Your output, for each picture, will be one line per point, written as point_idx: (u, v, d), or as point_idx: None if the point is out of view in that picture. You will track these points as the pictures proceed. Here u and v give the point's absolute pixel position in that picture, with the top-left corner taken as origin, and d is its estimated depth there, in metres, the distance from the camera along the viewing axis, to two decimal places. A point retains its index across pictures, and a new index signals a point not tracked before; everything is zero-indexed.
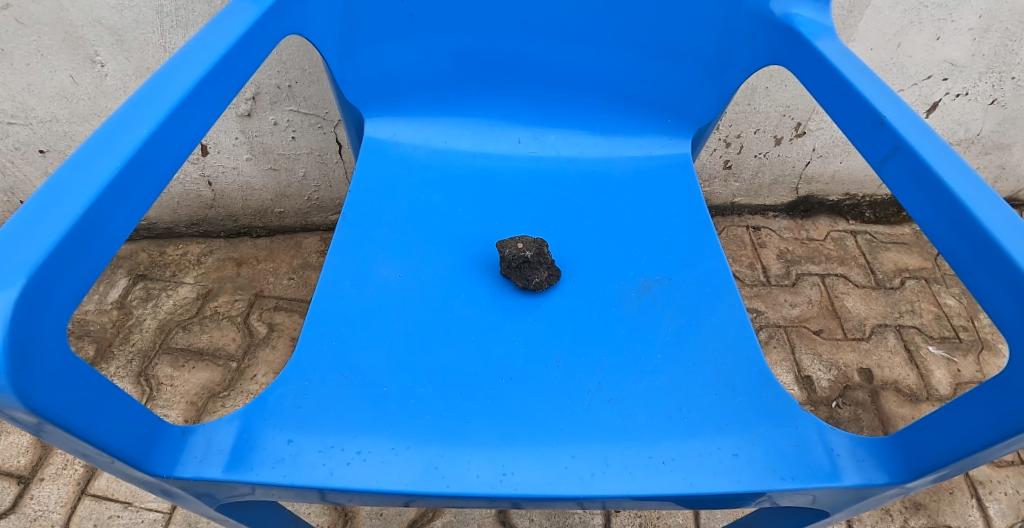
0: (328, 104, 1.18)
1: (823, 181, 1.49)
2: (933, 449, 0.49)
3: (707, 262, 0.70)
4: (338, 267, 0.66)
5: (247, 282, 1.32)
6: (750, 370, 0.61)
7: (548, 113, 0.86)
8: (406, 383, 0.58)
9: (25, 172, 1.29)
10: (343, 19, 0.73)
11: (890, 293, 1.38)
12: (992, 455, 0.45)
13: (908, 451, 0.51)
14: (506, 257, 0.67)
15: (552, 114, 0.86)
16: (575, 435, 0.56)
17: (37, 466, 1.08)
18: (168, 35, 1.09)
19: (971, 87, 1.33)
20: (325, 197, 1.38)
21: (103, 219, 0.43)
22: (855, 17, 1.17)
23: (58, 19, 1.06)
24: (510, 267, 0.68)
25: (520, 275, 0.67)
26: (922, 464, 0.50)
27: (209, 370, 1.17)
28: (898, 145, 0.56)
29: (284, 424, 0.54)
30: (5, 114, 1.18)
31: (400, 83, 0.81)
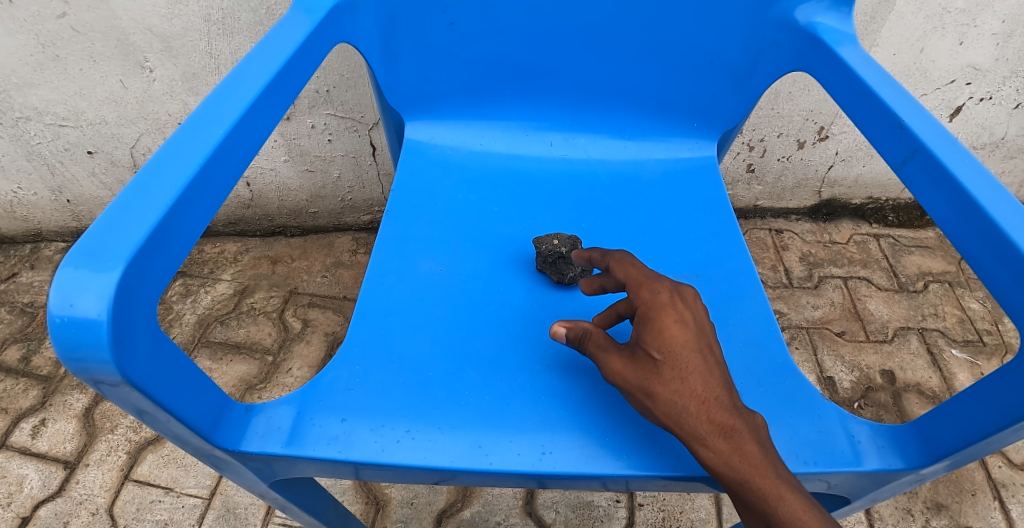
0: (364, 108, 1.22)
1: (845, 185, 1.51)
2: (948, 434, 0.53)
3: (733, 259, 0.73)
4: (383, 262, 0.70)
5: (282, 280, 1.38)
6: (773, 362, 0.63)
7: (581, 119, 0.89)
8: (450, 369, 0.62)
9: (73, 172, 1.38)
10: (387, 28, 0.77)
11: (913, 296, 1.39)
12: (1009, 438, 0.49)
13: (923, 436, 0.55)
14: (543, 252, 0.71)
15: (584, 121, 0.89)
16: (608, 419, 0.59)
17: (82, 452, 1.14)
18: (214, 42, 1.15)
19: (995, 91, 1.34)
20: (358, 198, 1.42)
21: (186, 211, 0.48)
22: (878, 23, 1.20)
23: (111, 27, 1.13)
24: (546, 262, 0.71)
25: (555, 270, 0.71)
26: (936, 450, 0.53)
27: (247, 363, 1.23)
28: (918, 148, 0.59)
29: (337, 404, 0.58)
30: (58, 118, 1.27)
31: (439, 87, 0.85)
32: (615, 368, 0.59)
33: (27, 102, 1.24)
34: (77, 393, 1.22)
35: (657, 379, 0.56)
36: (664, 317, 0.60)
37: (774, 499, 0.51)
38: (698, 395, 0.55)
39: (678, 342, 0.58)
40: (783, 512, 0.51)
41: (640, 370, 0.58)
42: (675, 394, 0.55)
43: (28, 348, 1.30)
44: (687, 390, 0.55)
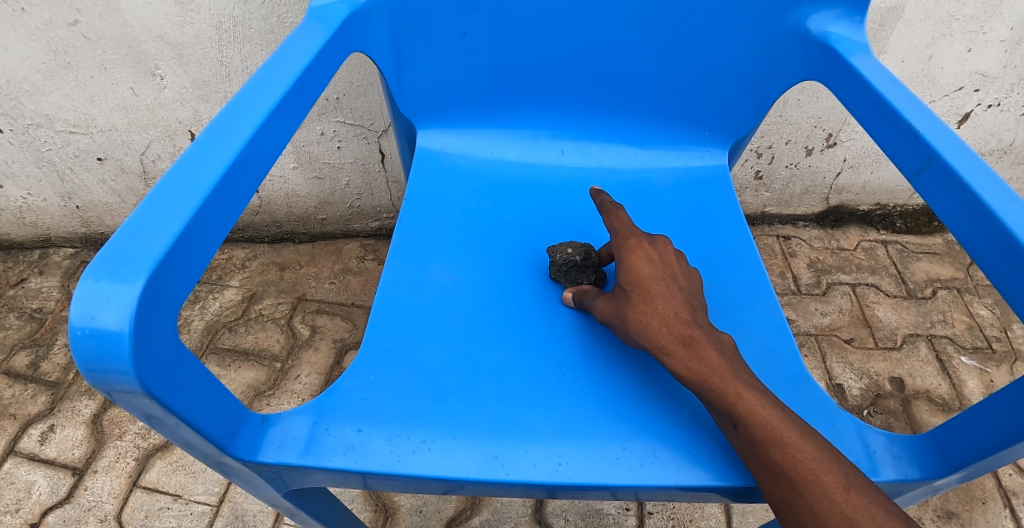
0: (373, 116, 1.23)
1: (853, 191, 1.51)
2: (966, 445, 0.53)
3: (746, 267, 0.73)
4: (397, 270, 0.70)
5: (290, 286, 1.38)
6: (787, 371, 0.63)
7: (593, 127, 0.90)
8: (465, 378, 0.62)
9: (83, 179, 1.39)
10: (400, 37, 0.78)
11: (922, 303, 1.39)
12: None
13: (938, 446, 0.55)
14: (559, 261, 0.71)
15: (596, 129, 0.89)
16: (624, 429, 0.59)
17: (91, 459, 1.14)
18: (225, 50, 1.15)
19: (1003, 97, 1.34)
20: (366, 205, 1.43)
21: (207, 222, 0.48)
22: (887, 30, 1.20)
23: (123, 35, 1.14)
24: (560, 270, 0.71)
25: (570, 278, 0.71)
26: (953, 461, 0.53)
27: (255, 370, 1.23)
28: (932, 157, 0.60)
29: (352, 414, 0.58)
30: (69, 124, 1.28)
31: (451, 95, 0.85)
32: (598, 306, 0.65)
33: (38, 109, 1.25)
34: (85, 400, 1.22)
35: (629, 307, 0.63)
36: (631, 252, 0.66)
37: (731, 397, 0.55)
38: (661, 314, 0.61)
39: (644, 272, 0.64)
40: (744, 409, 0.55)
41: (616, 302, 0.64)
42: (642, 316, 0.62)
43: (36, 354, 1.30)
44: (654, 312, 0.62)
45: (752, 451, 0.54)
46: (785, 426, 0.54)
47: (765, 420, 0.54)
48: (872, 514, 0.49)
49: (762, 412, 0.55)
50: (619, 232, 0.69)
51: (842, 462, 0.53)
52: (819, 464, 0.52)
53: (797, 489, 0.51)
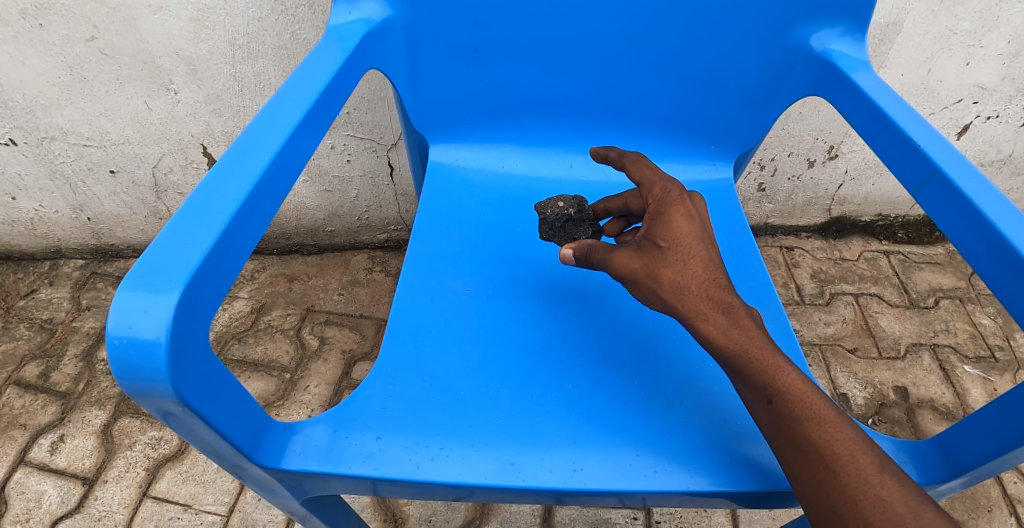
0: (382, 129, 1.25)
1: (855, 202, 1.52)
2: (973, 449, 0.54)
3: (753, 278, 0.75)
4: (412, 282, 0.72)
5: (298, 297, 1.39)
6: None
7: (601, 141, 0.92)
8: (480, 387, 0.63)
9: (95, 191, 1.41)
10: (414, 54, 0.80)
11: (925, 313, 1.40)
12: None
13: (944, 451, 0.56)
14: (551, 219, 0.76)
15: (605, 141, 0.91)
16: (636, 436, 0.61)
17: (101, 469, 1.15)
18: (238, 65, 1.18)
19: (1002, 109, 1.36)
20: (374, 217, 1.45)
21: (237, 235, 0.49)
22: (886, 44, 1.22)
23: (138, 51, 1.16)
24: (555, 228, 0.77)
25: (567, 234, 0.76)
26: (960, 464, 0.55)
27: (264, 381, 1.24)
28: (933, 172, 0.62)
29: (371, 422, 0.60)
30: (83, 138, 1.30)
31: (463, 110, 0.87)
32: (622, 259, 0.57)
33: (52, 123, 1.27)
34: (95, 410, 1.23)
35: (662, 264, 0.56)
36: (671, 208, 0.59)
37: (771, 369, 0.53)
38: (700, 277, 0.55)
39: (686, 230, 0.57)
40: (784, 381, 0.52)
41: (645, 256, 0.57)
42: (679, 276, 0.55)
43: (46, 365, 1.31)
44: (693, 274, 0.55)
45: (785, 425, 0.51)
46: (823, 403, 0.52)
47: (804, 396, 0.51)
48: (907, 500, 0.47)
49: (800, 389, 0.53)
50: (652, 192, 0.62)
51: (875, 446, 0.51)
52: (855, 445, 0.50)
53: (828, 467, 0.49)
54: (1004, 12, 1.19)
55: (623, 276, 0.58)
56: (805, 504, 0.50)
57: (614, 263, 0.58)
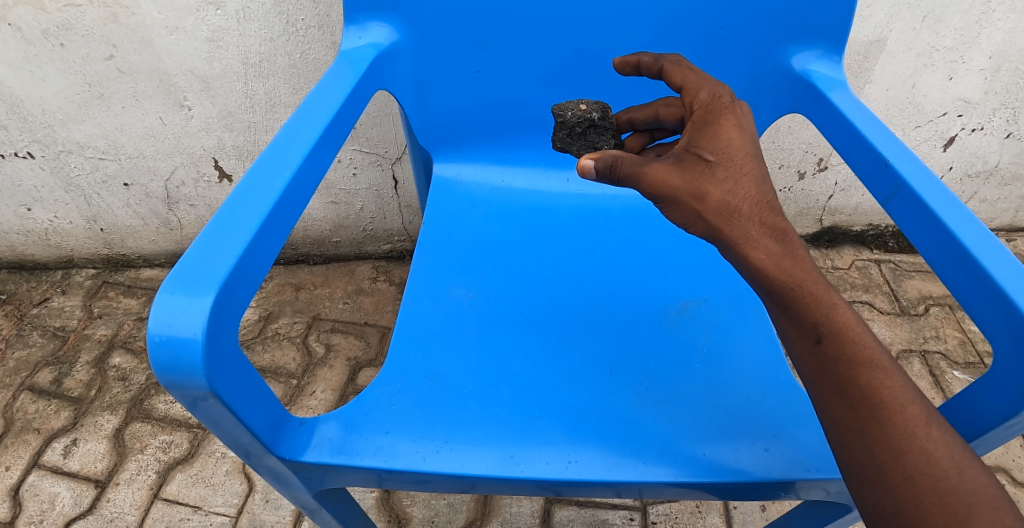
0: (387, 144, 1.30)
1: (846, 212, 1.58)
2: (978, 414, 0.57)
3: (738, 284, 0.79)
4: (418, 288, 0.77)
5: (305, 306, 1.44)
6: (777, 379, 0.69)
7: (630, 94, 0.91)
8: (482, 386, 0.68)
9: (108, 203, 1.46)
10: (420, 76, 0.86)
11: (914, 320, 1.45)
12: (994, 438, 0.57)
13: (964, 411, 0.58)
14: (574, 122, 0.75)
15: (636, 91, 0.90)
16: (627, 431, 0.65)
17: (113, 472, 1.19)
18: (250, 83, 1.23)
19: (986, 122, 1.41)
20: (379, 228, 1.50)
21: (263, 243, 0.54)
22: (871, 61, 1.28)
23: (155, 69, 1.22)
24: (576, 134, 0.76)
25: (587, 141, 0.76)
26: (982, 422, 0.57)
27: (272, 387, 1.28)
28: (900, 185, 0.67)
29: (381, 419, 0.64)
30: (99, 152, 1.35)
31: (466, 128, 0.93)
32: (661, 175, 0.58)
33: (70, 137, 1.32)
34: (107, 415, 1.28)
35: (709, 179, 0.56)
36: (720, 120, 0.59)
37: (828, 305, 0.51)
38: (750, 198, 0.55)
39: (737, 145, 0.57)
40: (837, 322, 0.50)
41: (688, 172, 0.57)
42: (726, 196, 0.55)
43: (59, 371, 1.36)
44: (741, 194, 0.55)
45: (833, 369, 0.50)
46: (876, 346, 0.50)
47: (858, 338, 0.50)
48: (952, 454, 0.46)
49: (854, 329, 0.51)
50: (699, 99, 0.63)
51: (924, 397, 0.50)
52: (904, 394, 0.48)
53: (873, 415, 0.48)
54: (984, 29, 1.25)
55: (662, 192, 0.58)
56: (843, 448, 0.50)
57: (653, 177, 0.59)
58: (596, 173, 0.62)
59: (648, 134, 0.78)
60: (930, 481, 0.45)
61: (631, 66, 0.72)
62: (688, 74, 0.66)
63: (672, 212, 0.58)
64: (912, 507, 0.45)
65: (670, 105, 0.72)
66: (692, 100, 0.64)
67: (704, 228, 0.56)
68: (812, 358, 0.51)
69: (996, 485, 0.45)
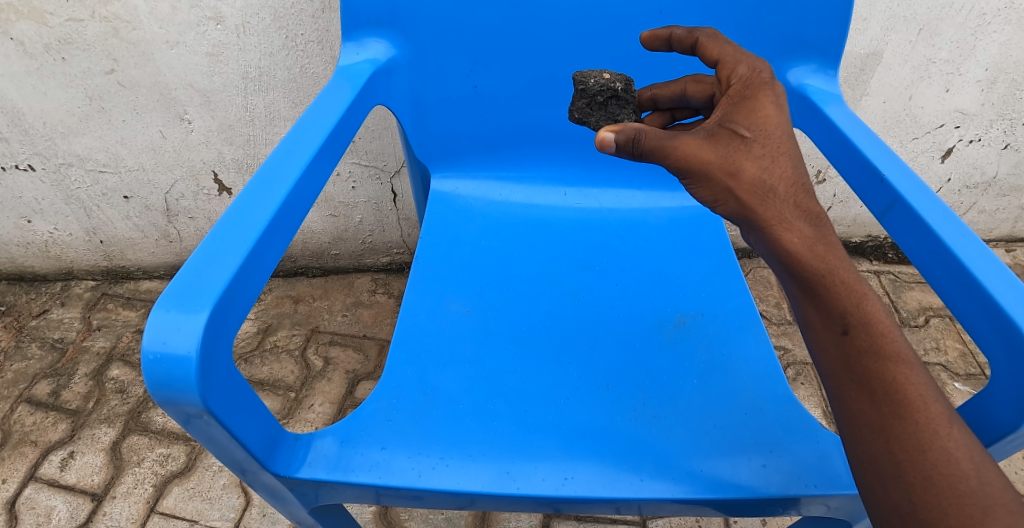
0: (386, 157, 1.31)
1: (844, 223, 1.58)
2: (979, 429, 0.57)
3: (735, 298, 0.79)
4: (415, 303, 0.77)
5: (303, 318, 1.44)
6: (775, 394, 0.69)
7: (655, 70, 0.88)
8: (479, 401, 0.68)
9: (108, 215, 1.47)
10: (417, 91, 0.87)
11: (915, 331, 1.44)
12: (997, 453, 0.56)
13: (977, 417, 0.57)
14: (597, 90, 0.73)
15: (662, 67, 0.87)
16: (624, 446, 0.65)
17: (109, 485, 1.19)
18: (250, 97, 1.24)
19: (983, 133, 1.41)
20: (378, 240, 1.50)
21: (259, 259, 0.54)
22: (867, 74, 1.29)
23: (155, 83, 1.22)
24: (596, 103, 0.74)
25: (607, 112, 0.74)
26: (996, 427, 0.55)
27: (270, 400, 1.28)
28: (895, 199, 0.67)
29: (376, 434, 0.64)
30: (99, 164, 1.36)
31: (464, 142, 0.93)
32: (693, 148, 0.58)
33: (71, 150, 1.33)
34: (105, 427, 1.27)
35: (744, 154, 0.57)
36: (758, 96, 0.61)
37: (859, 295, 0.52)
38: (787, 178, 0.56)
39: (774, 123, 0.58)
40: (867, 314, 0.51)
41: (721, 147, 0.58)
42: (762, 173, 0.56)
43: (57, 383, 1.35)
44: (777, 173, 0.56)
45: (858, 362, 0.51)
46: (903, 342, 0.51)
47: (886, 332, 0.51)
48: (971, 456, 0.47)
49: (881, 323, 0.51)
50: (737, 72, 0.63)
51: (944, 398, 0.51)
52: (928, 391, 0.49)
53: (895, 410, 0.49)
54: (979, 42, 1.25)
55: (692, 165, 0.58)
56: (861, 443, 0.50)
57: (684, 149, 0.59)
58: (616, 147, 0.60)
59: (668, 114, 0.78)
60: (948, 482, 0.46)
61: (662, 40, 0.71)
62: (725, 47, 0.66)
63: (701, 188, 0.59)
64: (927, 505, 0.46)
65: (699, 81, 0.73)
66: (730, 72, 0.64)
67: (738, 208, 0.57)
68: (834, 348, 0.52)
69: (1013, 490, 0.45)
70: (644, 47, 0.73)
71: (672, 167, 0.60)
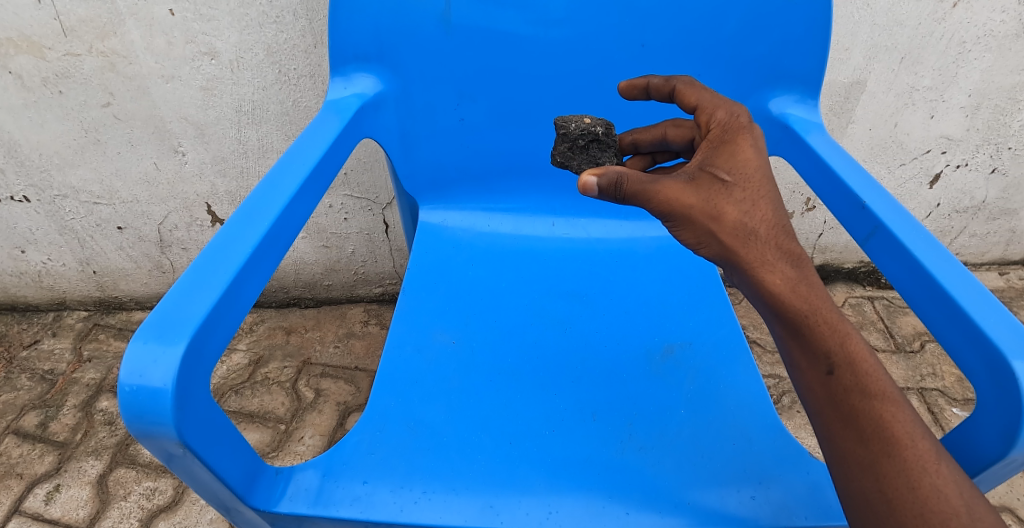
0: (378, 189, 1.32)
1: (836, 250, 1.59)
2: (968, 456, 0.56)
3: (723, 327, 0.79)
4: (401, 334, 0.77)
5: (295, 349, 1.43)
6: (764, 423, 0.69)
7: (633, 113, 0.91)
8: (463, 433, 0.67)
9: (102, 246, 1.47)
10: (404, 124, 0.88)
11: (910, 357, 1.44)
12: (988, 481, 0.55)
13: (968, 443, 0.56)
14: (577, 135, 0.75)
15: (643, 109, 0.90)
16: (609, 480, 0.64)
17: (94, 519, 1.17)
18: (243, 129, 1.26)
19: (970, 158, 1.43)
20: (370, 271, 1.50)
21: (239, 291, 0.54)
22: (852, 102, 1.31)
23: (150, 116, 1.24)
24: (577, 147, 0.75)
25: (588, 156, 0.76)
26: (987, 454, 0.54)
27: (260, 432, 1.26)
28: (878, 226, 0.67)
29: (360, 468, 0.63)
30: (94, 196, 1.37)
31: (451, 174, 0.94)
32: (675, 192, 0.59)
33: (66, 182, 1.34)
34: (92, 460, 1.25)
35: (725, 198, 0.58)
36: (738, 140, 0.61)
37: (843, 337, 0.52)
38: (767, 221, 0.57)
39: (753, 166, 0.59)
40: (851, 354, 0.51)
41: (702, 191, 0.59)
42: (743, 216, 0.57)
43: (45, 414, 1.34)
44: (759, 216, 0.57)
45: (845, 400, 0.51)
46: (887, 381, 0.51)
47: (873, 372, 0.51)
48: (961, 492, 0.47)
49: (866, 363, 0.51)
50: (716, 117, 0.64)
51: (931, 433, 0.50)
52: (914, 429, 0.49)
53: (884, 448, 0.49)
54: (961, 69, 1.28)
55: (674, 209, 0.59)
56: (853, 481, 0.50)
57: (666, 194, 0.59)
58: (598, 191, 0.60)
59: (649, 157, 0.80)
60: (941, 518, 0.45)
61: (639, 89, 0.73)
62: (702, 93, 0.68)
63: (684, 230, 0.60)
64: None
65: (679, 126, 0.74)
66: (708, 118, 0.64)
67: (722, 248, 0.58)
68: (822, 389, 0.52)
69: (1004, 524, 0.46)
70: (622, 96, 0.75)
71: (654, 211, 0.61)
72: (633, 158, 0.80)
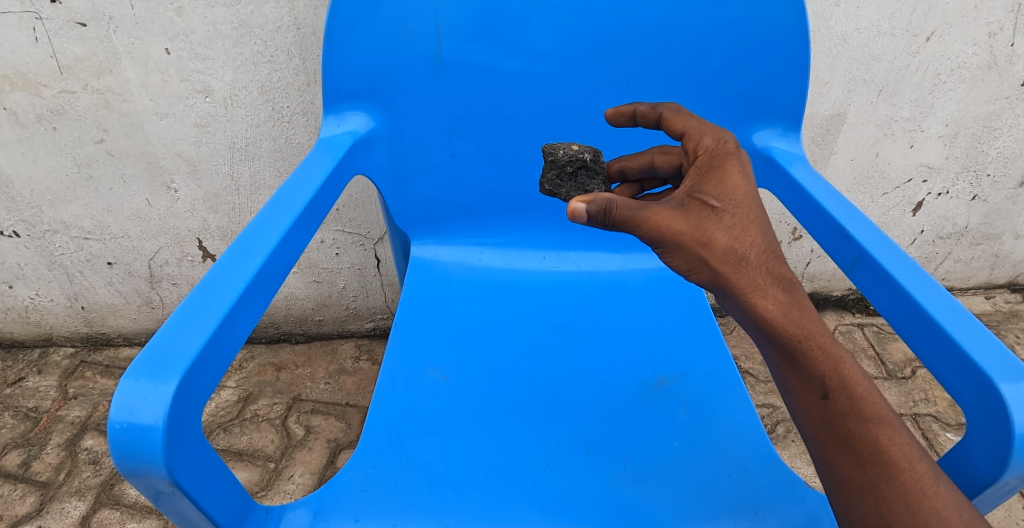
0: (370, 224, 1.33)
1: (824, 278, 1.61)
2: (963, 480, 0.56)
3: (715, 358, 0.80)
4: (394, 370, 0.77)
5: (286, 386, 1.42)
6: (758, 452, 0.69)
7: (623, 142, 0.92)
8: (457, 468, 0.67)
9: (91, 281, 1.46)
10: (396, 159, 0.89)
11: (902, 383, 1.44)
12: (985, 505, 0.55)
13: (962, 468, 0.56)
14: (566, 162, 0.76)
15: (631, 139, 0.92)
16: (605, 515, 0.64)
17: None
18: (236, 166, 1.27)
19: (950, 186, 1.47)
20: (362, 306, 1.50)
21: (232, 327, 0.54)
22: (833, 133, 1.34)
23: (144, 152, 1.25)
24: (565, 175, 0.76)
25: (577, 182, 0.77)
26: (981, 478, 0.55)
27: (248, 470, 1.24)
28: (862, 254, 0.69)
29: (352, 506, 0.63)
30: (84, 232, 1.37)
31: (443, 209, 0.95)
32: (664, 219, 0.60)
33: (56, 217, 1.34)
34: (75, 501, 1.22)
35: (715, 223, 0.59)
36: (726, 166, 0.63)
37: (837, 360, 0.53)
38: (757, 245, 0.59)
39: (742, 192, 0.61)
40: (846, 377, 0.52)
41: (692, 217, 0.60)
42: (733, 242, 0.59)
43: (28, 454, 1.31)
44: (749, 241, 0.59)
45: (842, 424, 0.51)
46: (884, 404, 0.52)
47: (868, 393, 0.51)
48: (961, 514, 0.46)
49: (861, 384, 0.52)
50: (703, 143, 0.66)
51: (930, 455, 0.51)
52: (912, 451, 0.49)
53: (883, 471, 0.49)
54: (937, 100, 1.32)
55: (665, 236, 0.60)
56: (852, 505, 0.50)
57: (656, 220, 0.60)
58: (587, 217, 0.59)
59: (637, 185, 0.82)
60: None
61: (627, 116, 0.75)
62: (689, 119, 0.70)
63: (676, 256, 0.61)
64: None
65: (665, 153, 0.77)
66: (696, 144, 0.66)
67: (715, 276, 0.59)
68: (818, 411, 0.52)
69: None
70: (610, 122, 0.77)
71: (645, 237, 0.61)
72: (620, 186, 0.82)
